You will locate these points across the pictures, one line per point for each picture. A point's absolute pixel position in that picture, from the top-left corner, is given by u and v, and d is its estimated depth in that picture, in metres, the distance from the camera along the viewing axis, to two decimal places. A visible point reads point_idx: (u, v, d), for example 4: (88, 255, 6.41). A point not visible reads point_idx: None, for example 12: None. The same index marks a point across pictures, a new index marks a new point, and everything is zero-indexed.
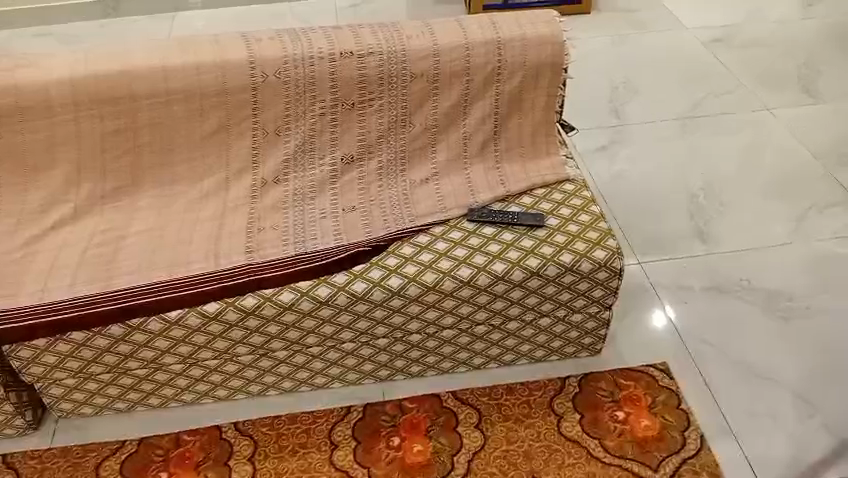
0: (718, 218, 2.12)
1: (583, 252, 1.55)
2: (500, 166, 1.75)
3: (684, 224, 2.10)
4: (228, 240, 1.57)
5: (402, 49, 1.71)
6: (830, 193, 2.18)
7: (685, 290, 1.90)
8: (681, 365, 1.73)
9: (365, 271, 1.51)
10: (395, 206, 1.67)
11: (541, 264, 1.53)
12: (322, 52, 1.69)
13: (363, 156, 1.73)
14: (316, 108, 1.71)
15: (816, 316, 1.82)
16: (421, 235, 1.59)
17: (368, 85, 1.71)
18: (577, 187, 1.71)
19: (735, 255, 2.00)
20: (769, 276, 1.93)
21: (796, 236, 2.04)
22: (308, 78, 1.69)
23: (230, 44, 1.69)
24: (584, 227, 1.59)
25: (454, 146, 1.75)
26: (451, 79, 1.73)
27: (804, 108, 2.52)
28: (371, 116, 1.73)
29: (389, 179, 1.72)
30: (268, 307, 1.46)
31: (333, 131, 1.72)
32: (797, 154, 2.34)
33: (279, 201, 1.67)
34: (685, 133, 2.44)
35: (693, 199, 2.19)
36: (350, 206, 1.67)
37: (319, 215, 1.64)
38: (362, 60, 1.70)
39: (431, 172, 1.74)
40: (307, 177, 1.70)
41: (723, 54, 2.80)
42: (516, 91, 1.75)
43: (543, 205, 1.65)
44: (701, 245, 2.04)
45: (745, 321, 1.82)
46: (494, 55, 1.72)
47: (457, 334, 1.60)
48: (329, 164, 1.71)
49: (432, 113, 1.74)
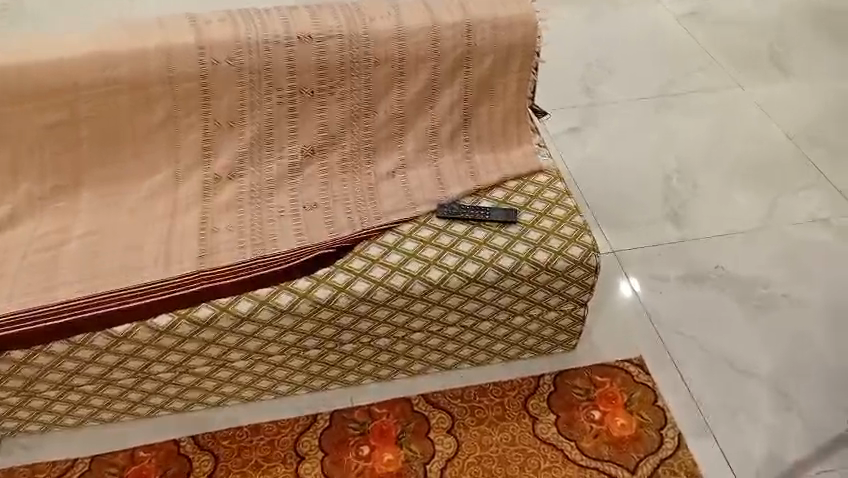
0: (693, 201, 2.08)
1: (559, 249, 1.47)
2: (471, 158, 1.66)
3: (658, 209, 2.05)
4: (179, 242, 1.47)
5: (364, 31, 1.59)
6: (802, 176, 2.16)
7: (660, 280, 1.85)
8: (657, 359, 1.68)
9: (328, 276, 1.41)
10: (360, 203, 1.57)
11: (515, 264, 1.45)
12: (277, 36, 1.56)
13: (324, 148, 1.62)
14: (273, 97, 1.59)
15: (792, 305, 1.81)
16: (388, 234, 1.50)
17: (328, 72, 1.60)
18: (551, 178, 1.63)
19: (710, 241, 1.96)
20: (745, 263, 1.90)
21: (770, 221, 2.02)
22: (264, 64, 1.57)
23: (176, 27, 1.55)
24: (559, 223, 1.52)
25: (421, 136, 1.65)
26: (417, 64, 1.62)
27: (777, 87, 2.49)
28: (333, 105, 1.62)
29: (353, 173, 1.63)
30: (225, 317, 1.37)
31: (292, 122, 1.61)
32: (770, 135, 2.31)
33: (235, 198, 1.56)
34: (657, 113, 2.39)
35: (666, 183, 2.14)
36: (312, 203, 1.57)
37: (278, 213, 1.55)
38: (322, 44, 1.58)
39: (398, 165, 1.64)
40: (265, 172, 1.59)
41: (695, 29, 2.73)
42: (486, 76, 1.65)
43: (516, 199, 1.58)
44: (676, 231, 1.98)
45: (722, 311, 1.79)
46: (462, 38, 1.61)
47: (427, 337, 1.53)
48: (288, 157, 1.61)
49: (398, 100, 1.64)
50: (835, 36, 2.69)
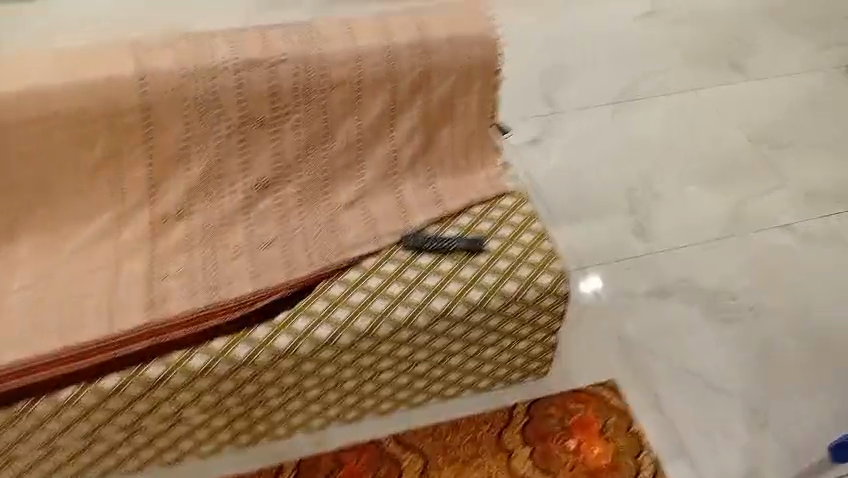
0: (657, 212, 2.05)
1: (528, 278, 1.41)
2: (434, 183, 1.60)
3: (623, 222, 2.02)
4: (126, 292, 1.37)
5: (318, 54, 1.49)
6: (765, 180, 2.15)
7: (630, 297, 1.82)
8: (631, 382, 1.65)
9: (288, 321, 1.33)
10: (320, 237, 1.48)
11: (484, 297, 1.39)
12: (224, 62, 1.46)
13: (279, 179, 1.53)
14: (221, 128, 1.48)
15: (758, 316, 1.79)
16: (351, 271, 1.41)
17: (281, 98, 1.49)
18: (517, 200, 1.56)
19: (677, 253, 1.93)
20: (712, 274, 1.88)
21: (737, 228, 2.00)
22: (210, 94, 1.46)
23: (113, 56, 1.43)
24: (527, 249, 1.45)
25: (382, 163, 1.57)
26: (375, 87, 1.53)
27: (735, 87, 2.47)
28: (286, 133, 1.51)
29: (311, 205, 1.53)
30: (177, 374, 1.29)
31: (242, 153, 1.50)
32: (731, 137, 2.29)
33: (185, 239, 1.46)
34: (617, 119, 2.35)
35: (631, 194, 2.10)
36: (268, 239, 1.47)
37: (232, 253, 1.45)
38: (273, 69, 1.47)
39: (358, 193, 1.56)
40: (216, 208, 1.50)
41: (653, 27, 2.69)
42: (447, 97, 1.57)
43: (482, 225, 1.50)
44: (643, 245, 1.95)
45: (691, 326, 1.76)
46: (421, 58, 1.53)
47: (396, 376, 1.46)
48: (241, 191, 1.51)
49: (355, 126, 1.54)
50: (789, 31, 2.69)
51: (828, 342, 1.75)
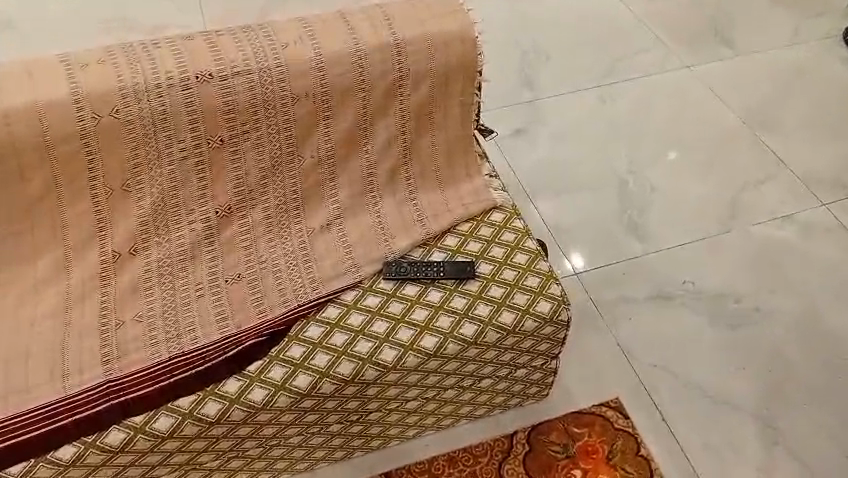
0: (652, 206, 1.93)
1: (526, 307, 1.29)
2: (415, 198, 1.45)
3: (616, 220, 1.90)
4: (77, 345, 1.22)
5: (276, 64, 1.34)
6: (760, 165, 2.04)
7: (628, 303, 1.72)
8: (636, 399, 1.56)
9: (263, 372, 1.20)
10: (293, 267, 1.34)
11: (478, 331, 1.26)
12: (171, 77, 1.30)
13: (243, 205, 1.37)
14: (173, 151, 1.32)
15: (765, 319, 1.71)
16: (329, 307, 1.29)
17: (238, 115, 1.34)
18: (507, 215, 1.44)
19: (674, 251, 1.83)
20: (712, 275, 1.78)
21: (735, 222, 1.90)
22: (158, 114, 1.29)
23: (45, 77, 1.26)
24: (522, 273, 1.33)
25: (357, 180, 1.43)
26: (343, 96, 1.38)
27: (724, 63, 2.34)
28: (248, 153, 1.36)
29: (280, 231, 1.38)
30: (142, 440, 1.14)
31: (201, 178, 1.35)
32: (723, 119, 2.16)
33: (140, 277, 1.31)
34: (605, 103, 2.20)
35: (623, 187, 1.98)
36: (235, 274, 1.32)
37: (195, 290, 1.30)
38: (226, 83, 1.32)
39: (331, 215, 1.41)
40: (174, 240, 1.33)
41: (633, 4, 2.54)
42: (424, 104, 1.43)
43: (471, 247, 1.38)
44: (638, 244, 1.84)
45: (696, 333, 1.68)
46: (393, 63, 1.38)
47: (385, 415, 1.34)
48: (200, 219, 1.35)
49: (325, 140, 1.39)
50: (776, 2, 2.56)
51: (836, 342, 1.67)
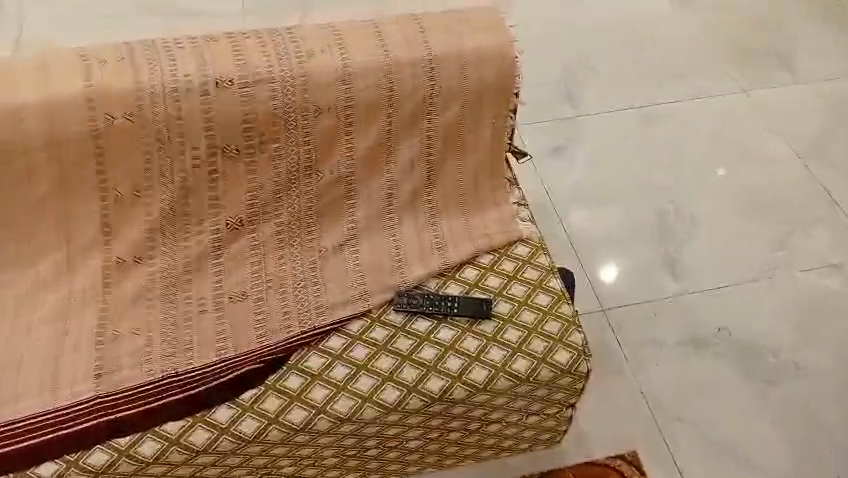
0: (692, 242, 1.81)
1: (543, 355, 1.21)
2: (436, 223, 1.37)
3: (652, 255, 1.78)
4: (71, 356, 1.17)
5: (300, 73, 1.26)
6: (814, 206, 1.89)
7: (656, 348, 1.61)
8: (654, 454, 1.47)
9: (257, 401, 1.14)
10: (300, 290, 1.27)
11: (489, 377, 1.18)
12: (189, 81, 1.23)
13: (255, 218, 1.31)
14: (186, 158, 1.26)
15: (802, 377, 1.59)
16: (334, 337, 1.22)
17: (256, 125, 1.27)
18: (532, 250, 1.34)
19: (712, 294, 1.71)
20: (750, 323, 1.66)
21: (780, 266, 1.76)
22: (173, 119, 1.23)
23: (59, 72, 1.21)
24: (542, 316, 1.25)
25: (376, 201, 1.35)
26: (369, 112, 1.30)
27: (784, 90, 2.17)
28: (264, 165, 1.30)
29: (291, 249, 1.31)
30: (125, 463, 1.09)
31: (213, 188, 1.28)
32: (778, 151, 2.01)
33: (143, 287, 1.25)
34: (652, 124, 2.07)
35: (663, 219, 1.86)
36: (240, 292, 1.26)
37: (197, 307, 1.24)
38: (247, 91, 1.25)
39: (346, 236, 1.33)
40: (180, 251, 1.28)
41: (692, 18, 2.38)
42: (453, 125, 1.34)
43: (490, 282, 1.30)
44: (673, 283, 1.73)
45: (727, 387, 1.57)
46: (423, 79, 1.30)
47: (384, 452, 1.26)
48: (209, 231, 1.29)
49: (346, 156, 1.32)
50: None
51: None
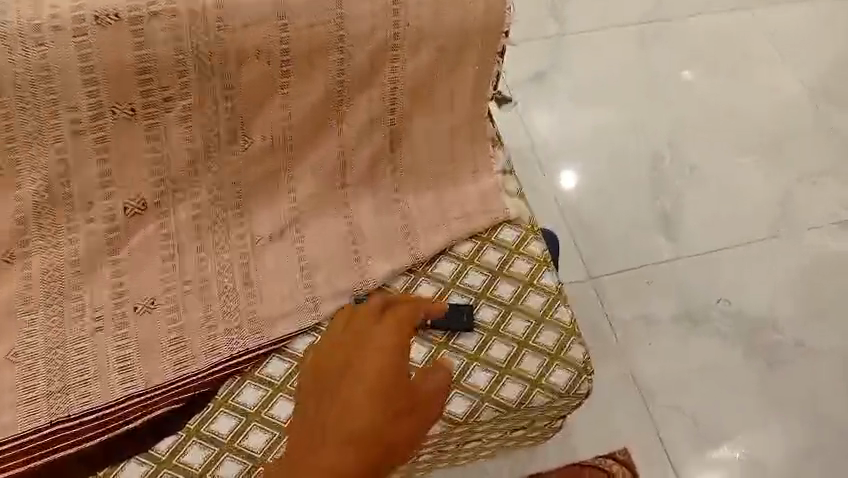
0: (690, 194, 1.57)
1: (537, 378, 0.98)
2: (401, 200, 1.08)
3: (645, 211, 1.54)
4: None
5: (216, 4, 0.91)
6: (825, 153, 1.65)
7: (647, 324, 1.42)
8: (648, 452, 1.31)
9: (176, 454, 0.90)
10: (227, 297, 0.99)
11: (471, 409, 0.96)
12: (58, 16, 0.87)
13: (165, 199, 0.99)
14: (61, 124, 0.92)
15: (805, 357, 1.42)
16: (274, 361, 0.97)
17: (158, 76, 0.93)
18: (521, 235, 1.08)
19: (711, 259, 1.50)
20: (752, 293, 1.47)
21: (784, 224, 1.55)
22: (39, 69, 0.88)
23: None
24: (535, 325, 1.01)
25: (324, 174, 1.04)
26: (314, 58, 0.97)
27: (797, 7, 1.86)
28: (171, 129, 0.96)
29: (212, 237, 1.01)
30: None
31: (103, 160, 0.95)
32: (784, 84, 1.74)
33: (19, 293, 0.95)
34: (647, 48, 1.76)
35: (656, 164, 1.60)
36: (149, 299, 0.97)
37: (91, 321, 0.95)
38: (140, 29, 0.90)
39: (287, 220, 1.03)
40: (65, 246, 0.96)
41: None
42: (425, 74, 1.03)
43: (471, 280, 1.05)
44: (668, 246, 1.50)
45: (726, 369, 1.39)
46: (386, 15, 0.97)
47: None
48: (101, 218, 0.97)
49: (282, 115, 1.00)
50: None
51: None
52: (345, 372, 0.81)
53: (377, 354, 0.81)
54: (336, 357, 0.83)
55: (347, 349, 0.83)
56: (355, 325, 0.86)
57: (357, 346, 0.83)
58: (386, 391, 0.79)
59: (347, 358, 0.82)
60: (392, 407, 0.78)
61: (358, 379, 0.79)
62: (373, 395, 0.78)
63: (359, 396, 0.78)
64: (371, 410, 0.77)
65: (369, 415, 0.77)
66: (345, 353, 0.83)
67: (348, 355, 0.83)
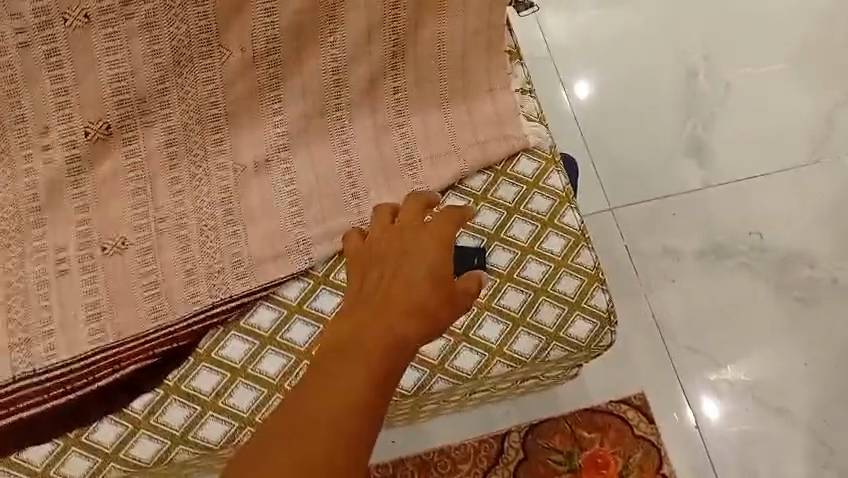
0: (724, 113, 1.41)
1: (554, 330, 0.88)
2: (404, 123, 0.93)
3: (673, 133, 1.40)
4: None
5: None
6: None
7: (670, 259, 1.32)
8: (664, 396, 1.23)
9: (154, 414, 0.83)
10: (207, 235, 0.87)
11: (480, 364, 0.87)
12: None
13: (132, 123, 0.85)
14: (4, 33, 0.78)
15: (841, 297, 1.30)
16: (262, 310, 0.87)
17: None
18: (541, 166, 0.95)
19: (744, 187, 1.36)
20: (788, 225, 1.34)
21: (824, 148, 1.39)
22: None
23: None
24: (553, 270, 0.91)
25: (315, 93, 0.90)
26: None
27: None
28: (134, 39, 0.82)
29: (189, 166, 0.88)
30: None
31: (56, 77, 0.81)
32: None
33: None
34: None
35: (688, 81, 1.43)
36: (118, 240, 0.85)
37: (54, 263, 0.83)
38: None
39: (273, 147, 0.90)
40: (21, 179, 0.84)
41: None
42: None
43: (484, 218, 0.93)
44: (697, 172, 1.37)
45: (753, 309, 1.29)
46: None
47: None
48: (60, 145, 0.84)
49: (263, 22, 0.85)
50: None
51: None
52: (397, 257, 0.75)
53: (429, 245, 0.76)
54: (385, 245, 0.77)
55: (397, 237, 0.78)
56: (401, 218, 0.80)
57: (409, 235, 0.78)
58: (437, 278, 0.74)
59: (395, 247, 0.76)
60: (441, 294, 0.73)
61: (413, 266, 0.74)
62: (426, 281, 0.73)
63: (414, 280, 0.73)
64: (424, 292, 0.72)
65: (420, 298, 0.71)
66: (393, 241, 0.77)
67: (399, 243, 0.77)
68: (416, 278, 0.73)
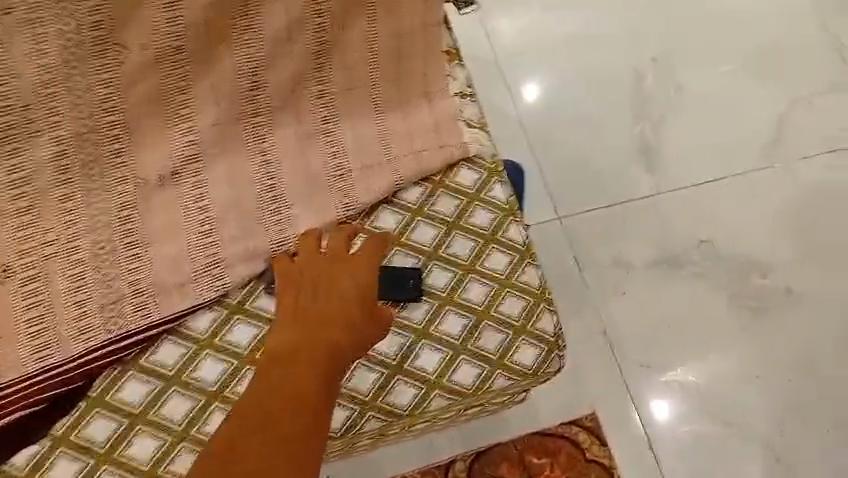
0: (674, 117, 1.36)
1: (498, 357, 0.81)
2: (333, 130, 0.84)
3: (623, 137, 1.34)
4: None
5: None
6: (821, 64, 1.41)
7: (621, 269, 1.26)
8: (617, 415, 1.17)
9: (41, 468, 0.74)
10: (103, 260, 0.76)
11: (417, 398, 0.79)
12: None
13: (15, 135, 0.72)
14: None
15: (794, 305, 1.26)
16: (166, 346, 0.78)
17: None
18: (483, 176, 0.87)
19: (695, 193, 1.31)
20: (739, 231, 1.30)
21: (774, 152, 1.35)
22: None
23: None
24: (497, 291, 0.83)
25: (228, 96, 0.79)
26: None
27: None
28: (15, 36, 0.70)
29: (84, 181, 0.76)
30: None
31: None
32: None
33: None
34: None
35: (637, 84, 1.37)
36: None
37: None
38: None
39: (181, 157, 0.79)
40: None
41: None
42: None
43: (421, 235, 0.84)
44: (648, 179, 1.32)
45: (706, 320, 1.24)
46: None
47: None
48: None
49: (166, 14, 0.74)
50: None
51: None
52: (327, 279, 0.75)
53: (358, 266, 0.77)
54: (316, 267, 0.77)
55: (327, 257, 0.77)
56: (331, 242, 0.79)
57: (339, 255, 0.78)
58: (366, 299, 0.75)
59: (326, 269, 0.76)
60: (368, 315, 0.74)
61: (344, 287, 0.75)
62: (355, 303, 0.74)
63: (345, 301, 0.74)
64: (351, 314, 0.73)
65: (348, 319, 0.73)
66: (324, 262, 0.77)
67: (329, 265, 0.76)
68: (346, 298, 0.74)
